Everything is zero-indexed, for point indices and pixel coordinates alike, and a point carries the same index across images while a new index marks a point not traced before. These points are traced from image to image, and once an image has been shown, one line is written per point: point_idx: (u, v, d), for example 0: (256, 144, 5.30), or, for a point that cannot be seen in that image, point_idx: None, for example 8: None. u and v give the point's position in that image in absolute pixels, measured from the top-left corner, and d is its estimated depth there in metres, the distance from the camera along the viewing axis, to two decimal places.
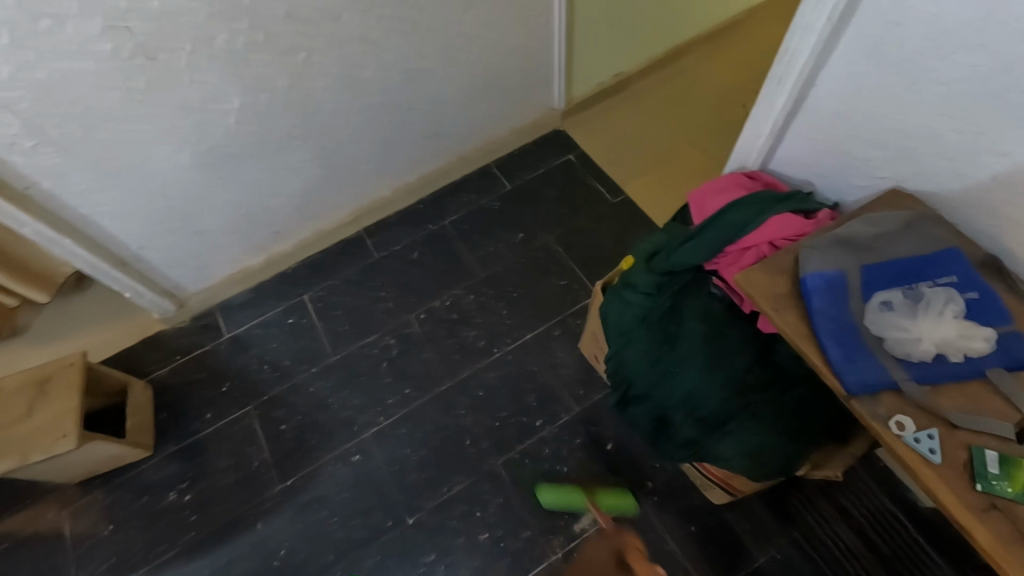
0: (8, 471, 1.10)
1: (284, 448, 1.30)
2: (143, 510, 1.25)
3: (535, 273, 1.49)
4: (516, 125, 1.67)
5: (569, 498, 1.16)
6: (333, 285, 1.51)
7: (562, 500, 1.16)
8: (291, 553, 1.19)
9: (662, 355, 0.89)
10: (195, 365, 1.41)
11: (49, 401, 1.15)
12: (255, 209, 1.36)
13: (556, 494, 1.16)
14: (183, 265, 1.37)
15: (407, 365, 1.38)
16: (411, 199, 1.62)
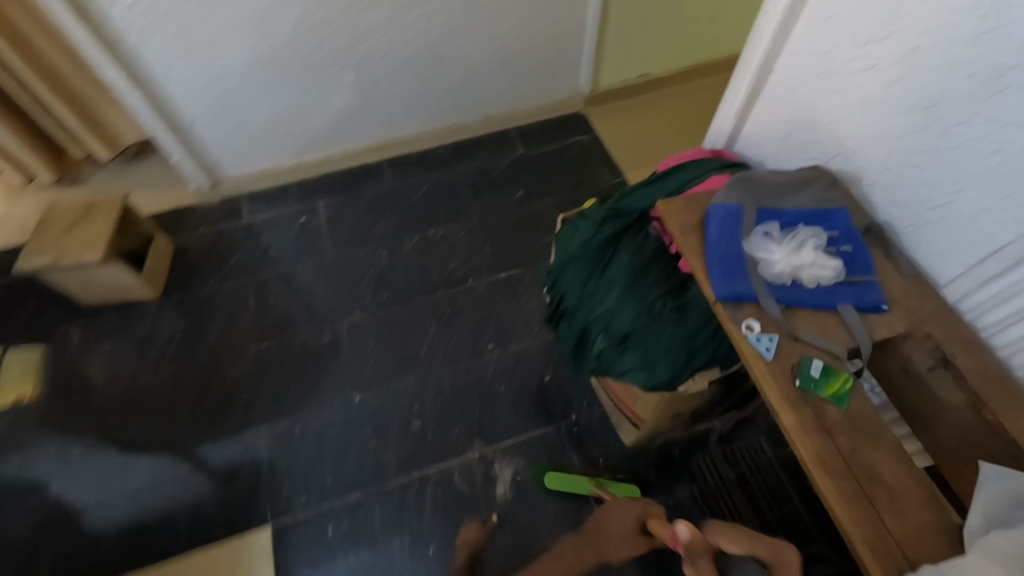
0: (41, 269, 1.30)
1: (267, 319, 1.47)
2: (137, 339, 1.43)
3: (525, 226, 1.63)
4: (542, 101, 1.84)
5: (576, 485, 1.19)
6: (346, 199, 1.69)
7: (569, 486, 1.20)
8: (250, 401, 1.34)
9: (593, 275, 1.01)
10: (214, 238, 1.61)
11: (89, 223, 1.36)
12: (294, 113, 1.56)
13: (564, 482, 1.20)
14: (225, 147, 1.58)
15: (391, 276, 1.53)
16: (433, 143, 1.80)
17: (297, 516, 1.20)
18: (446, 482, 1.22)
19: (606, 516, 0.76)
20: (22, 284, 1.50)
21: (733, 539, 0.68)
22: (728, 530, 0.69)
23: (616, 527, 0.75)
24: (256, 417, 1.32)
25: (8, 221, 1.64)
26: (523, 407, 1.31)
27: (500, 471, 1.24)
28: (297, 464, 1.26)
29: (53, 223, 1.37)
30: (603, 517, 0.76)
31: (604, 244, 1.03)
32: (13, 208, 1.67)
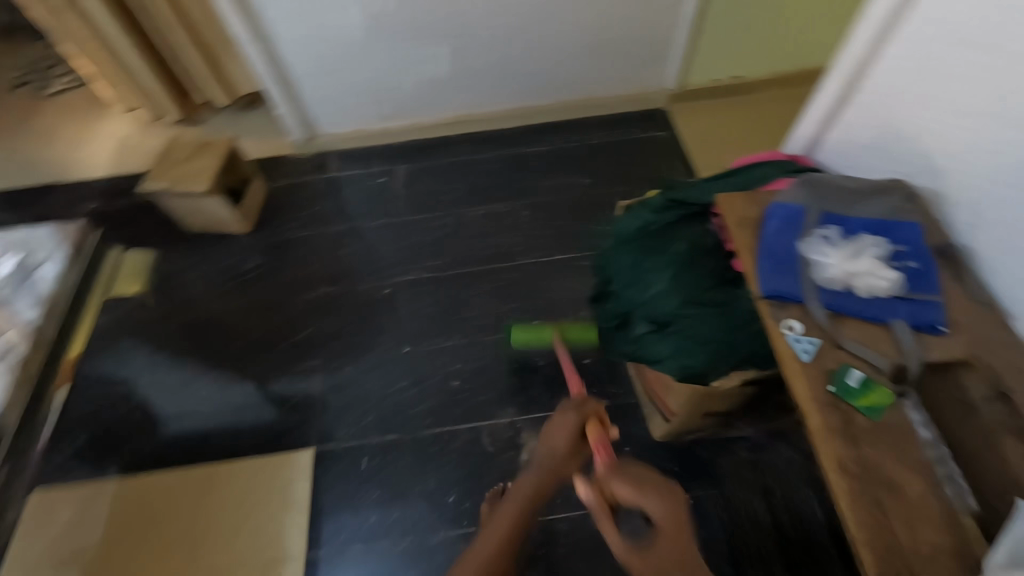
0: (158, 191, 1.49)
1: (337, 265, 1.59)
2: (224, 265, 1.59)
3: (589, 212, 1.65)
4: (626, 92, 1.84)
5: (540, 332, 1.32)
6: (422, 166, 1.79)
7: (532, 335, 1.32)
8: (310, 336, 1.46)
9: (643, 260, 1.03)
10: (301, 186, 1.76)
11: (201, 157, 1.53)
12: (388, 79, 1.67)
13: (527, 330, 1.32)
14: (324, 105, 1.72)
15: (453, 242, 1.61)
16: (512, 123, 1.85)
17: (337, 444, 1.30)
18: (474, 440, 1.28)
19: (548, 442, 0.90)
20: (141, 205, 1.72)
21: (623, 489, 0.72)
22: (626, 481, 0.73)
23: (552, 451, 0.89)
24: (314, 351, 1.43)
25: (138, 150, 1.87)
26: (559, 384, 1.34)
27: (527, 439, 1.28)
28: (343, 398, 1.36)
29: (172, 152, 1.55)
30: (546, 440, 0.90)
31: (660, 231, 1.04)
32: (143, 139, 1.90)
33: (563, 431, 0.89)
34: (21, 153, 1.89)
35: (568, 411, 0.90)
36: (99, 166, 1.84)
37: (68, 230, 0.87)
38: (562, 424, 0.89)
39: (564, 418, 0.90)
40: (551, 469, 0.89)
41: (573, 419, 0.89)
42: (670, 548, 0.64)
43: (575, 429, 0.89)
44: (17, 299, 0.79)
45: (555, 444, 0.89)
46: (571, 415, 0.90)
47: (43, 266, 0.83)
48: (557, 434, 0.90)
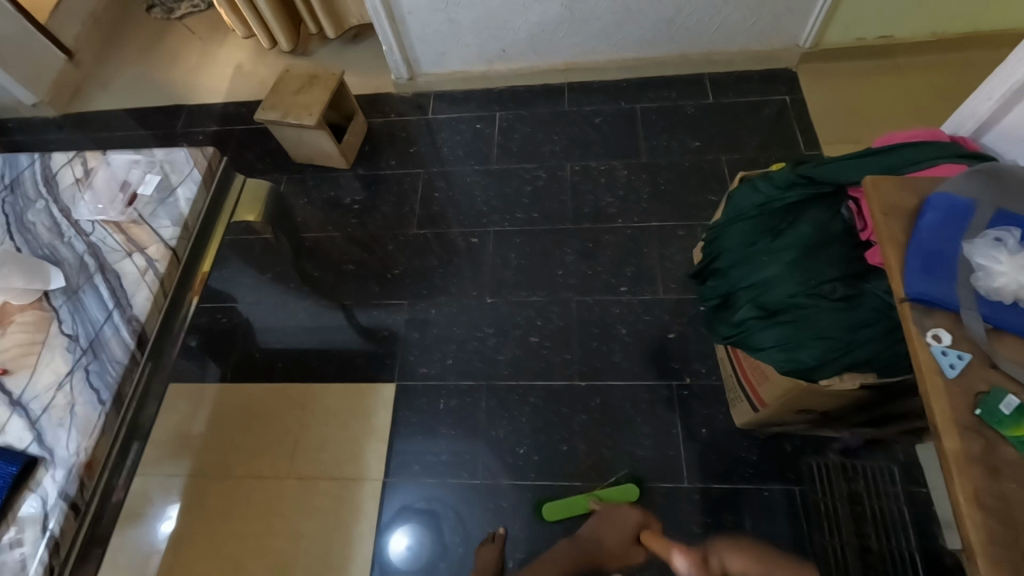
0: (271, 122, 1.54)
1: (428, 209, 1.60)
2: (325, 198, 1.66)
3: (693, 179, 1.54)
4: (752, 48, 1.66)
5: (570, 504, 1.17)
6: (521, 114, 1.73)
7: (563, 508, 1.17)
8: (399, 276, 1.50)
9: (759, 241, 0.96)
10: (400, 126, 1.77)
11: (312, 90, 1.56)
12: (496, 20, 1.60)
13: (557, 505, 1.17)
14: (429, 44, 1.69)
15: (545, 197, 1.57)
16: (619, 75, 1.74)
17: (417, 382, 1.35)
18: (548, 397, 1.30)
19: (605, 529, 1.05)
20: (254, 133, 1.81)
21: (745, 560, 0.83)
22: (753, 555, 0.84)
23: (606, 536, 1.05)
24: (402, 293, 1.48)
25: (252, 79, 1.95)
26: (640, 354, 1.32)
27: (601, 404, 1.28)
28: (425, 338, 1.40)
29: (285, 83, 1.59)
30: (596, 533, 1.06)
31: (782, 212, 0.96)
32: (257, 69, 1.98)
33: (626, 526, 1.04)
34: (151, 74, 2.03)
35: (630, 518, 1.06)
36: (218, 92, 1.94)
37: (200, 155, 0.93)
38: (624, 520, 1.05)
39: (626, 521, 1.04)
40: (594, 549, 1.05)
41: (636, 517, 1.05)
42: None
43: (632, 531, 1.04)
44: (159, 216, 0.86)
45: (615, 535, 1.04)
46: (630, 522, 1.04)
47: (180, 188, 0.89)
48: (618, 525, 1.05)
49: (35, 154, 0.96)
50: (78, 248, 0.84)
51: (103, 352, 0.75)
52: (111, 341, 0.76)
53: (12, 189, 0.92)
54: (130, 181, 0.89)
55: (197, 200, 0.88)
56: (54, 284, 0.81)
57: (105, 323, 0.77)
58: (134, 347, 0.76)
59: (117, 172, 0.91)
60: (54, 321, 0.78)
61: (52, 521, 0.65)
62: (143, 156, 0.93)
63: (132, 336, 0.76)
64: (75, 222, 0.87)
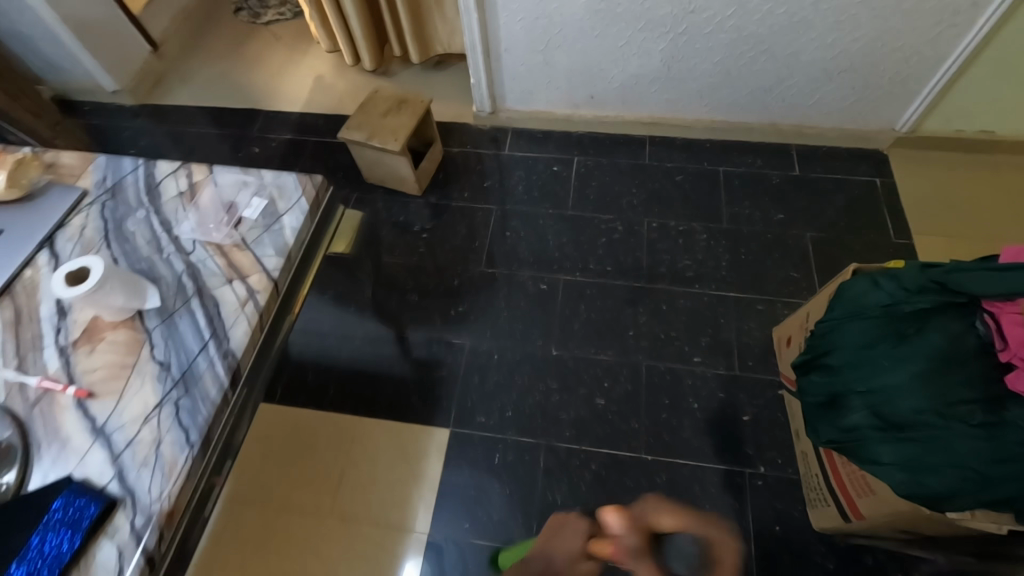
0: (355, 141, 1.53)
1: (497, 247, 1.56)
2: (392, 222, 1.62)
3: (776, 252, 1.49)
4: (846, 125, 1.62)
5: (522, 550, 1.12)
6: (601, 162, 1.70)
7: None
8: (464, 314, 1.45)
9: (880, 344, 0.88)
10: (476, 157, 1.74)
11: (399, 114, 1.55)
12: (591, 67, 1.58)
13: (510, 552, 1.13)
14: (518, 82, 1.67)
15: (620, 251, 1.52)
16: (704, 134, 1.71)
17: (473, 430, 1.29)
18: (611, 467, 1.22)
19: (546, 554, 0.59)
20: (327, 147, 1.80)
21: (669, 518, 0.53)
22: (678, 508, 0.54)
23: (553, 560, 0.58)
24: (464, 331, 1.42)
25: (330, 92, 1.95)
26: (713, 433, 1.25)
27: (668, 481, 1.20)
28: (484, 384, 1.35)
29: (373, 105, 1.58)
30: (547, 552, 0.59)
31: (908, 316, 0.88)
32: (336, 82, 1.98)
33: (575, 535, 0.58)
34: (231, 75, 2.04)
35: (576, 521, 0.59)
36: (295, 101, 1.94)
37: (309, 183, 0.89)
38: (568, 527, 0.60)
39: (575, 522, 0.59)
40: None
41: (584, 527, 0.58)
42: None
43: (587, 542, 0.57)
44: (263, 244, 0.83)
45: (566, 549, 0.58)
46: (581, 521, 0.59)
47: (286, 215, 0.86)
48: (566, 534, 0.59)
49: (139, 160, 0.94)
50: (176, 267, 0.81)
51: (195, 387, 0.71)
52: (204, 376, 0.72)
53: (114, 194, 0.90)
54: (236, 203, 0.87)
55: (302, 230, 0.85)
56: (150, 303, 0.77)
57: (199, 355, 0.73)
58: (227, 386, 0.71)
59: (224, 192, 0.89)
60: (146, 345, 0.74)
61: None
62: (250, 176, 0.90)
63: (226, 372, 0.72)
64: (174, 237, 0.84)
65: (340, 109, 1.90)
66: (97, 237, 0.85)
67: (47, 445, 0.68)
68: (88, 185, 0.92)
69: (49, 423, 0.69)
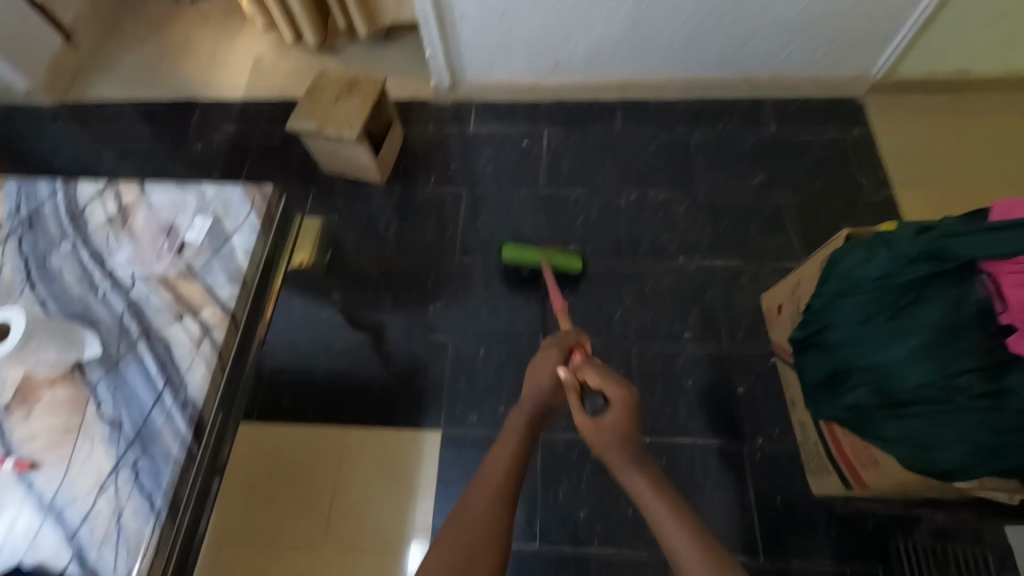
0: (306, 132, 1.40)
1: (471, 234, 1.48)
2: (357, 216, 1.52)
3: (758, 215, 1.45)
4: (820, 76, 1.56)
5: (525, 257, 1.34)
6: (572, 133, 1.61)
7: (518, 257, 1.35)
8: (443, 309, 1.38)
9: (879, 317, 0.85)
10: (439, 138, 1.63)
11: (351, 98, 1.43)
12: (555, 32, 1.47)
13: (514, 253, 1.34)
14: (477, 53, 1.55)
15: (601, 227, 1.46)
16: (676, 95, 1.63)
17: (465, 431, 1.24)
18: None
19: (532, 383, 0.84)
20: (277, 139, 1.66)
21: (592, 377, 0.79)
22: (598, 373, 0.79)
23: (541, 383, 0.83)
24: (445, 327, 1.36)
25: (273, 75, 1.79)
26: (708, 410, 1.23)
27: (668, 464, 1.18)
28: (473, 382, 1.29)
29: (322, 90, 1.45)
30: (531, 380, 0.84)
31: (907, 285, 0.84)
32: (278, 64, 1.81)
33: (550, 363, 0.84)
34: (159, 64, 1.84)
35: (551, 346, 0.87)
36: (235, 88, 1.77)
37: (256, 196, 0.79)
38: (546, 357, 0.85)
39: (549, 353, 0.85)
40: (541, 404, 0.82)
41: (557, 350, 0.85)
42: (621, 425, 0.75)
43: (559, 361, 0.84)
44: (212, 271, 0.73)
45: (547, 374, 0.83)
46: (551, 350, 0.86)
47: (235, 236, 0.76)
48: (543, 366, 0.84)
49: (57, 184, 0.83)
50: (116, 307, 0.72)
51: (152, 446, 0.63)
52: (163, 432, 0.64)
53: (32, 225, 0.79)
54: (176, 226, 0.77)
55: (254, 251, 0.75)
56: (90, 353, 0.68)
57: (154, 408, 0.65)
58: (190, 440, 0.63)
59: (161, 214, 0.78)
60: (91, 402, 0.66)
61: None
62: (189, 193, 0.80)
63: (187, 425, 0.64)
64: (109, 273, 0.74)
65: (287, 95, 1.75)
66: (17, 279, 0.74)
67: None
68: None
69: None
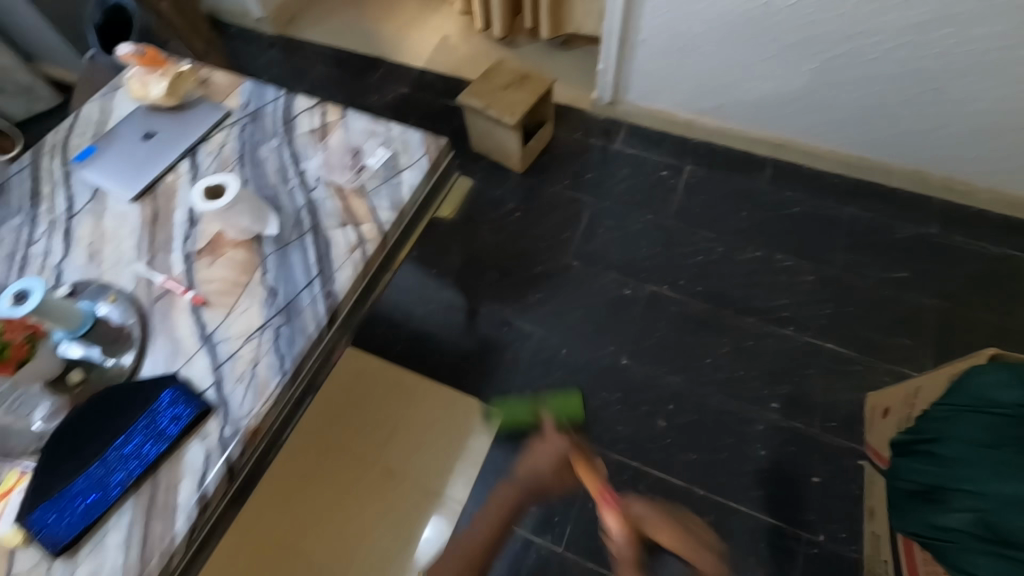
0: (472, 108, 1.53)
1: (587, 242, 1.52)
2: (488, 194, 1.62)
3: (888, 312, 1.36)
4: (1005, 190, 1.43)
5: (517, 418, 1.26)
6: (713, 176, 1.61)
7: (508, 418, 1.27)
8: (539, 301, 1.44)
9: (1006, 445, 0.76)
10: (584, 146, 1.69)
11: (519, 89, 1.54)
12: (727, 76, 1.49)
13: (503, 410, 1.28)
14: (646, 77, 1.60)
15: (714, 273, 1.44)
16: (834, 169, 1.57)
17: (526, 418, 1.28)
18: (658, 492, 1.18)
19: (531, 467, 0.94)
20: (440, 109, 1.82)
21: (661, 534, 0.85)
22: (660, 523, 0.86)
23: (537, 470, 0.94)
24: (537, 318, 1.41)
25: (452, 54, 1.96)
26: (774, 487, 1.17)
27: (714, 524, 1.15)
28: (545, 376, 1.33)
29: (496, 76, 1.58)
30: (530, 462, 0.95)
31: None
32: (461, 45, 1.98)
33: (550, 456, 0.94)
34: (364, 22, 2.09)
35: (556, 445, 0.94)
36: (418, 57, 1.96)
37: (432, 143, 0.89)
38: (549, 449, 0.94)
39: (551, 447, 0.94)
40: (534, 486, 0.94)
41: (561, 448, 0.94)
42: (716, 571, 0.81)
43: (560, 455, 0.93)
44: (380, 194, 0.84)
45: (543, 462, 0.94)
46: (560, 446, 0.93)
47: (406, 171, 0.86)
48: (543, 456, 0.94)
49: (281, 92, 0.99)
50: (298, 200, 0.84)
51: (296, 318, 0.74)
52: (306, 310, 0.74)
53: (254, 119, 0.95)
54: (363, 150, 0.89)
55: (418, 189, 0.85)
56: (270, 230, 0.81)
57: (304, 289, 0.76)
58: (324, 324, 0.74)
59: (352, 137, 0.91)
60: (260, 268, 0.78)
61: (209, 478, 0.64)
62: (379, 127, 0.92)
63: (327, 311, 0.74)
64: (301, 171, 0.87)
65: (459, 73, 1.91)
66: (232, 157, 0.90)
67: (160, 340, 0.74)
68: (233, 105, 0.97)
69: (166, 321, 0.75)
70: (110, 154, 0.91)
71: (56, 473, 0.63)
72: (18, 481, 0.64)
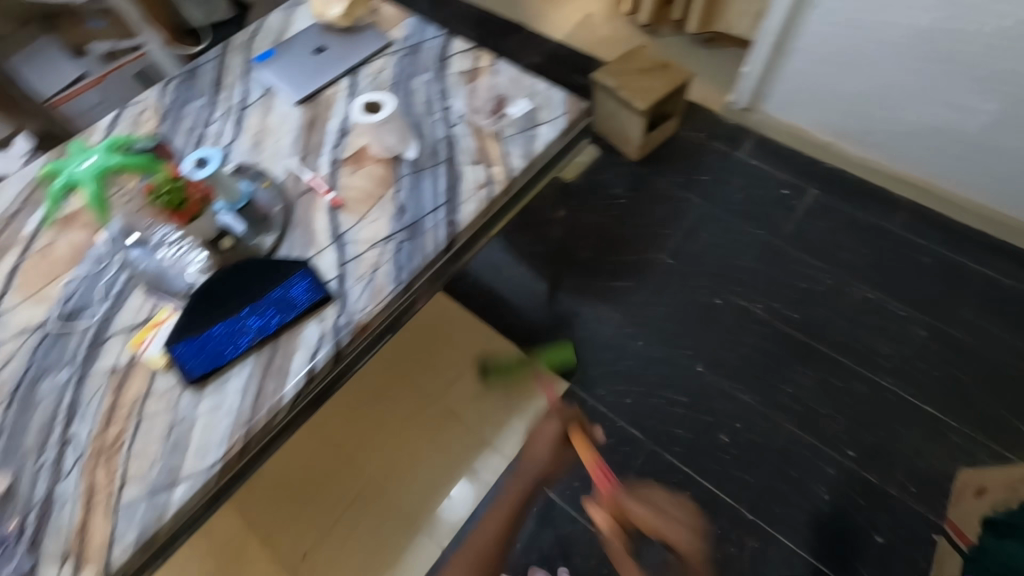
0: (603, 87, 1.53)
1: (687, 242, 1.49)
2: (598, 175, 1.62)
3: (1008, 391, 1.22)
4: None
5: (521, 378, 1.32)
6: (839, 205, 1.51)
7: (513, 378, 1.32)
8: (625, 290, 1.43)
9: None
10: (706, 147, 1.64)
11: (655, 76, 1.52)
12: (884, 100, 1.39)
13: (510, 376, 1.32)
14: (791, 87, 1.52)
15: (816, 304, 1.37)
16: (981, 225, 1.42)
17: (589, 398, 1.29)
18: (704, 503, 1.16)
19: (529, 455, 0.94)
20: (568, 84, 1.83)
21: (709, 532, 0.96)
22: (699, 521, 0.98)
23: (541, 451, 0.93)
24: (620, 305, 1.41)
25: (592, 33, 1.96)
26: (830, 533, 1.11)
27: (757, 550, 1.11)
28: (615, 363, 1.33)
29: (635, 59, 1.56)
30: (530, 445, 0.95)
31: None
32: (602, 25, 1.97)
33: (546, 433, 0.94)
34: None
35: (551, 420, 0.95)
36: (558, 30, 1.97)
37: (574, 105, 0.91)
38: (543, 431, 0.94)
39: (545, 426, 0.94)
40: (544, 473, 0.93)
41: (555, 423, 0.94)
42: None
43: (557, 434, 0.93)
44: (515, 142, 0.87)
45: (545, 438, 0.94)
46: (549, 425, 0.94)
47: (543, 126, 0.89)
48: (540, 437, 0.94)
49: (441, 33, 1.04)
50: (439, 132, 0.90)
51: (418, 237, 0.79)
52: (428, 232, 0.79)
53: (412, 52, 1.01)
54: (507, 98, 0.92)
55: (552, 144, 0.88)
56: (409, 154, 0.87)
57: (430, 213, 0.81)
58: (442, 248, 0.78)
59: (499, 85, 0.95)
60: (394, 186, 0.84)
61: (319, 356, 0.71)
62: (526, 80, 0.95)
63: (446, 237, 0.79)
64: (447, 107, 0.92)
65: (595, 53, 1.91)
66: (388, 83, 0.97)
67: (299, 228, 0.82)
68: (396, 37, 1.04)
69: (307, 214, 0.83)
70: (284, 59, 1.01)
71: (199, 317, 0.73)
72: (169, 317, 0.75)
